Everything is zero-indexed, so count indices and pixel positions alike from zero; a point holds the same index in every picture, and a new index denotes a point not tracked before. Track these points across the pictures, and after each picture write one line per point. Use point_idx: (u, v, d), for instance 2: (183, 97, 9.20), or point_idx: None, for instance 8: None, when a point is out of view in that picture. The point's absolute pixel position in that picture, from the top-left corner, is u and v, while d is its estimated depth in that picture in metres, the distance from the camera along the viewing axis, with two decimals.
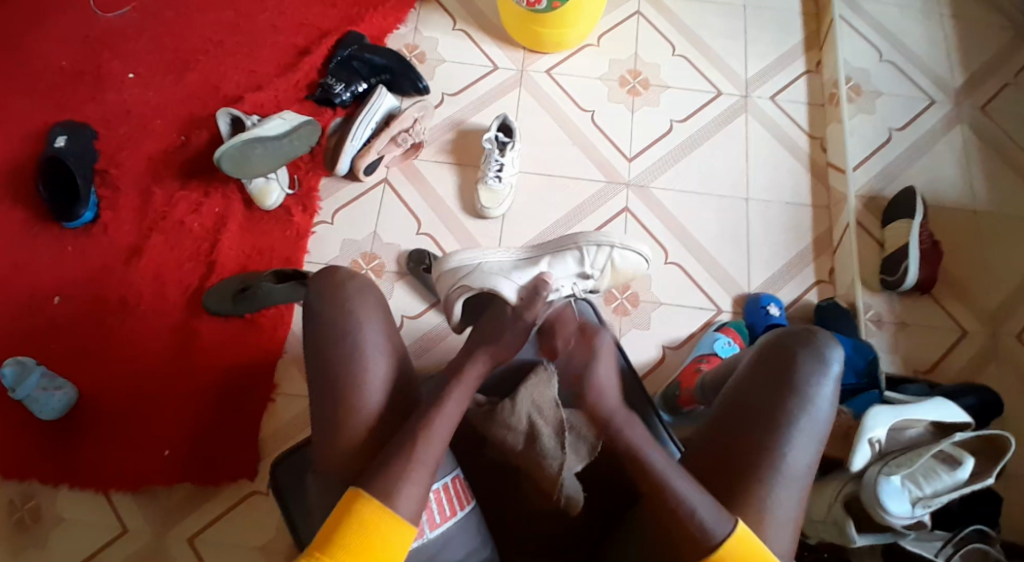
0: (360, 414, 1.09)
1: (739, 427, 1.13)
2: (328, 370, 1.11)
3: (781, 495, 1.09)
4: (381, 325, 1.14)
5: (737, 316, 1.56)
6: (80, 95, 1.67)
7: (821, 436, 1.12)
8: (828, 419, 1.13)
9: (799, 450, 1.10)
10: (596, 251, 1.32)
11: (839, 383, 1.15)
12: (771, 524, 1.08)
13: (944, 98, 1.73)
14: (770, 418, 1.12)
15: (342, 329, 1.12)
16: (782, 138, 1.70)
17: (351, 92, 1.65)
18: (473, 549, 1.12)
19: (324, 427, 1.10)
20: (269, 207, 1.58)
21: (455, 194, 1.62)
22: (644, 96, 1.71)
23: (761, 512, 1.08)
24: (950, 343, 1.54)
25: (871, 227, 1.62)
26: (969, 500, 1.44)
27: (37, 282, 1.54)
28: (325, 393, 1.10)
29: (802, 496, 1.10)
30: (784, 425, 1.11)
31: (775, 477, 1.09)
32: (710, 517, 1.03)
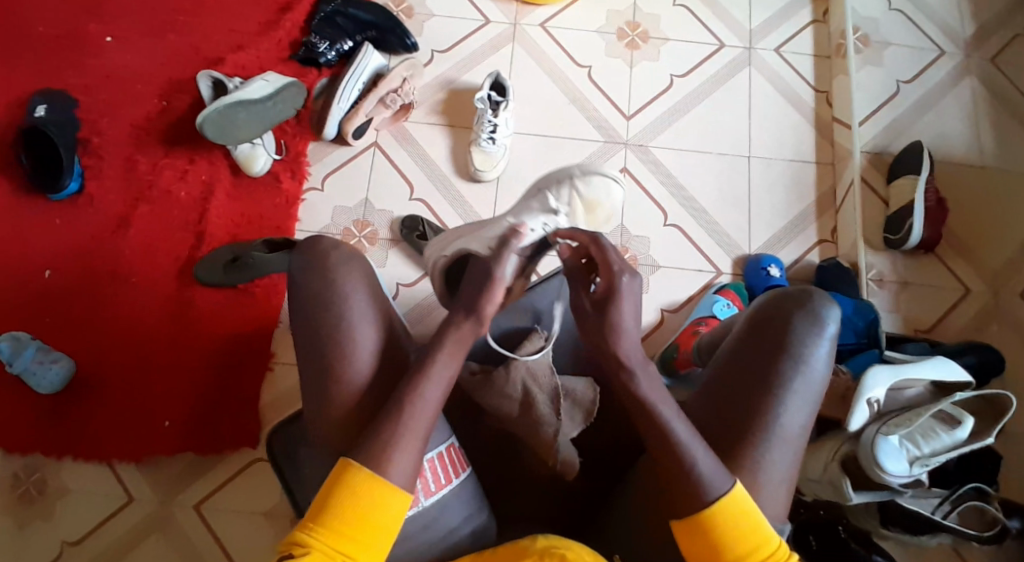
0: (353, 398, 1.07)
1: (731, 390, 1.12)
2: (318, 353, 1.09)
3: (775, 457, 1.08)
4: (369, 302, 1.11)
5: (737, 278, 1.54)
6: (56, 58, 1.60)
7: (816, 397, 1.11)
8: (824, 379, 1.12)
9: (793, 411, 1.09)
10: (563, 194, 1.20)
11: (835, 342, 1.13)
12: (766, 490, 1.08)
13: (954, 49, 1.66)
14: (764, 380, 1.11)
15: (330, 311, 1.09)
16: (786, 92, 1.64)
17: (337, 51, 1.59)
18: (468, 516, 1.13)
19: (317, 412, 1.09)
20: (257, 173, 1.54)
21: (448, 157, 1.57)
22: (642, 50, 1.65)
23: (758, 487, 1.07)
24: (951, 302, 1.52)
25: (876, 184, 1.58)
26: (967, 460, 1.45)
27: (24, 255, 1.51)
28: (318, 377, 1.09)
29: (797, 456, 1.10)
30: (778, 388, 1.10)
31: (769, 439, 1.08)
32: (709, 471, 0.98)
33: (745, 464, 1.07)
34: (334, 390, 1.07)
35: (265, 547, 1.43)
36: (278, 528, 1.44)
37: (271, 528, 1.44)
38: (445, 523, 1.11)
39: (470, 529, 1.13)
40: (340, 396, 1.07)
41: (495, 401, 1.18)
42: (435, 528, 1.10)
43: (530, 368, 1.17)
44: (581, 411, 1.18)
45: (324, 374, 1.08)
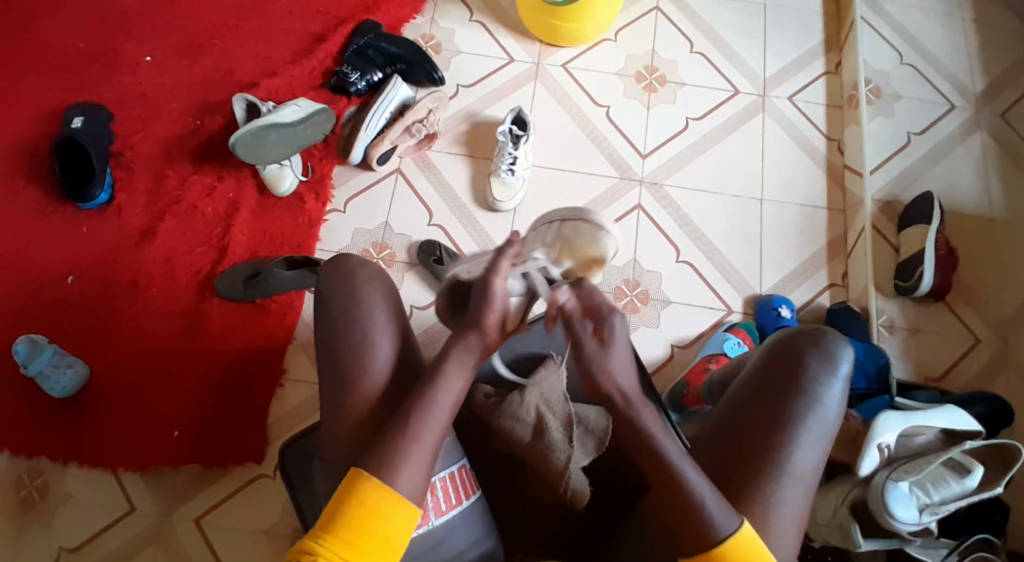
0: (365, 401, 1.09)
1: (744, 427, 1.12)
2: (335, 356, 1.11)
3: (787, 495, 1.08)
4: (387, 314, 1.15)
5: (748, 317, 1.55)
6: (98, 76, 1.67)
7: (828, 437, 1.12)
8: (837, 420, 1.12)
9: (806, 450, 1.10)
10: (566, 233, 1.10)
11: (849, 384, 1.14)
12: (774, 521, 1.07)
13: (964, 103, 1.70)
14: (777, 417, 1.11)
15: (348, 318, 1.13)
16: (798, 139, 1.68)
17: (366, 81, 1.65)
18: (476, 539, 1.13)
19: (328, 415, 1.11)
20: (282, 193, 1.59)
21: (467, 186, 1.61)
22: (659, 93, 1.70)
23: (763, 510, 1.07)
24: (961, 351, 1.52)
25: (887, 231, 1.60)
26: (976, 509, 1.43)
27: (50, 261, 1.55)
28: (331, 380, 1.11)
29: (807, 496, 1.09)
30: (791, 424, 1.10)
31: (782, 475, 1.08)
32: (718, 512, 0.98)
33: (751, 488, 1.07)
34: (348, 392, 1.10)
35: None
36: (277, 547, 1.43)
37: (271, 545, 1.43)
38: (452, 545, 1.11)
39: (476, 553, 1.13)
40: (351, 399, 1.09)
41: (506, 425, 1.18)
42: (442, 550, 1.10)
43: (544, 395, 1.19)
44: (594, 439, 1.19)
45: (338, 376, 1.11)
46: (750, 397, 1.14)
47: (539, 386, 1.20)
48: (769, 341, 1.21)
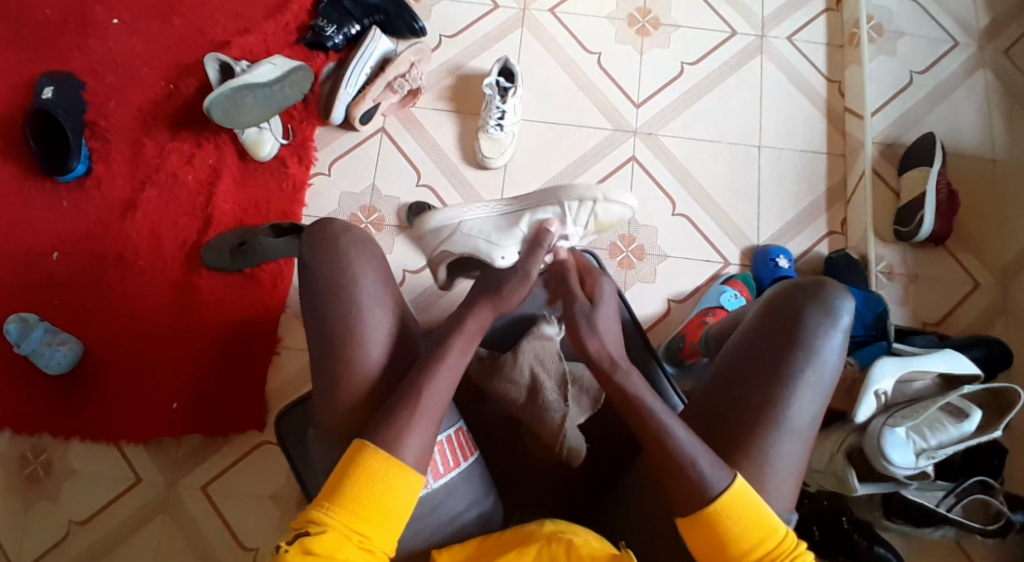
0: (361, 385, 1.08)
1: (742, 380, 1.12)
2: (324, 343, 1.10)
3: (784, 449, 1.08)
4: (375, 284, 1.12)
5: (745, 269, 1.53)
6: (63, 41, 1.60)
7: (827, 390, 1.11)
8: (835, 371, 1.12)
9: (804, 403, 1.09)
10: (579, 206, 1.11)
11: (848, 334, 1.13)
12: (770, 475, 1.08)
13: (968, 40, 1.63)
14: (774, 372, 1.10)
15: (337, 304, 1.10)
16: (797, 81, 1.62)
17: (344, 34, 1.57)
18: (474, 500, 1.14)
19: (323, 403, 1.10)
20: (263, 158, 1.54)
21: (455, 144, 1.56)
22: (653, 37, 1.63)
23: (758, 474, 1.07)
24: (960, 296, 1.51)
25: (888, 175, 1.56)
26: (970, 457, 1.45)
27: (31, 239, 1.51)
28: (322, 370, 1.10)
29: (806, 448, 1.10)
30: (788, 379, 1.10)
31: (778, 430, 1.08)
32: (712, 469, 0.99)
33: (748, 451, 1.07)
34: (344, 373, 1.09)
35: (271, 531, 1.44)
36: (284, 512, 1.45)
37: (279, 510, 1.45)
38: (450, 507, 1.12)
39: (476, 513, 1.15)
40: (346, 382, 1.08)
41: (501, 388, 1.19)
42: (441, 511, 1.11)
43: (537, 354, 1.20)
44: (588, 397, 1.20)
45: (330, 361, 1.09)
46: (749, 349, 1.13)
47: (532, 346, 1.21)
48: (769, 292, 1.18)
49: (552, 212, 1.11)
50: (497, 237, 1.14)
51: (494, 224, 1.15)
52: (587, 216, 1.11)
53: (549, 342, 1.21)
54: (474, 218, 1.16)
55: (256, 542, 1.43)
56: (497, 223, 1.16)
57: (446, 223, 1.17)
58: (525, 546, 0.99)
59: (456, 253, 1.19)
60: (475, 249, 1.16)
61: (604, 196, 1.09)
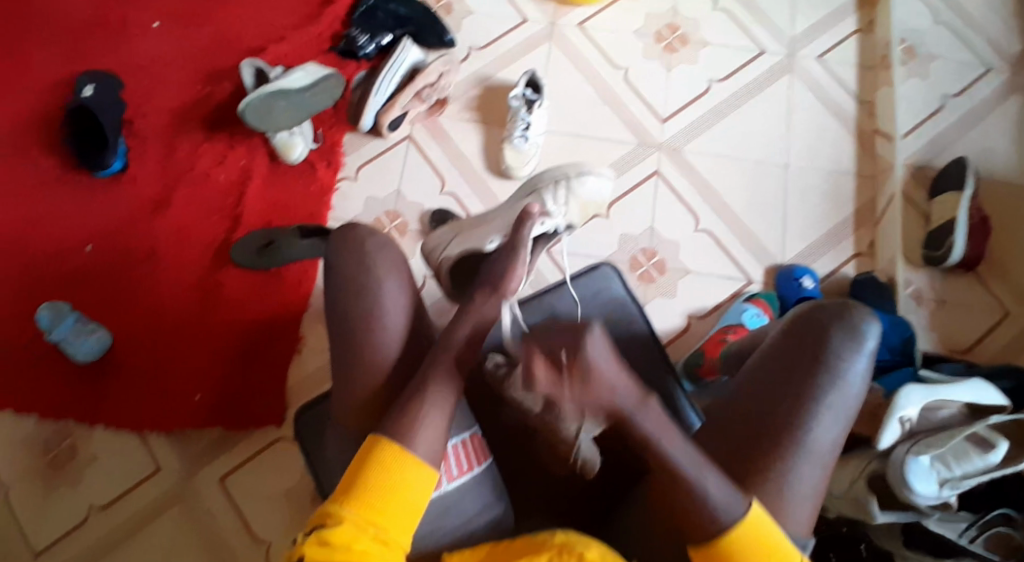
0: (370, 376, 1.09)
1: (763, 403, 1.10)
2: (335, 335, 1.11)
3: (804, 474, 1.06)
4: (394, 279, 1.12)
5: (768, 288, 1.51)
6: (107, 43, 1.66)
7: (850, 413, 1.09)
8: (859, 396, 1.09)
9: (825, 427, 1.07)
10: (556, 190, 1.21)
11: (874, 359, 1.10)
12: (786, 497, 1.05)
13: (1002, 66, 1.61)
14: (795, 392, 1.08)
15: (349, 296, 1.11)
16: (825, 100, 1.61)
17: (376, 44, 1.61)
18: (485, 505, 1.14)
19: (332, 395, 1.11)
20: (293, 161, 1.57)
21: (480, 152, 1.58)
22: (680, 53, 1.63)
23: (771, 484, 1.05)
24: (990, 323, 1.47)
25: (917, 198, 1.54)
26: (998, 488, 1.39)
27: (66, 231, 1.56)
28: (332, 361, 1.10)
29: (825, 473, 1.07)
30: (811, 402, 1.07)
31: (800, 454, 1.06)
32: (722, 500, 0.96)
33: (763, 462, 1.06)
34: (355, 364, 1.10)
35: (284, 527, 1.45)
36: (298, 510, 1.46)
37: (292, 507, 1.46)
38: (461, 511, 1.12)
39: (486, 519, 1.14)
40: (359, 372, 1.09)
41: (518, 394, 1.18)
42: (453, 514, 1.12)
43: None
44: None
45: (341, 353, 1.10)
46: (771, 371, 1.11)
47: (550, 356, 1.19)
48: (793, 313, 1.16)
49: (533, 198, 1.21)
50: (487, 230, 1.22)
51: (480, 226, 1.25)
52: (565, 195, 1.21)
53: None
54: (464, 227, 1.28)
55: (269, 536, 1.44)
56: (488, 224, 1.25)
57: (440, 239, 1.31)
58: (535, 554, 0.99)
59: (451, 255, 1.25)
60: (470, 243, 1.23)
61: (574, 172, 1.21)
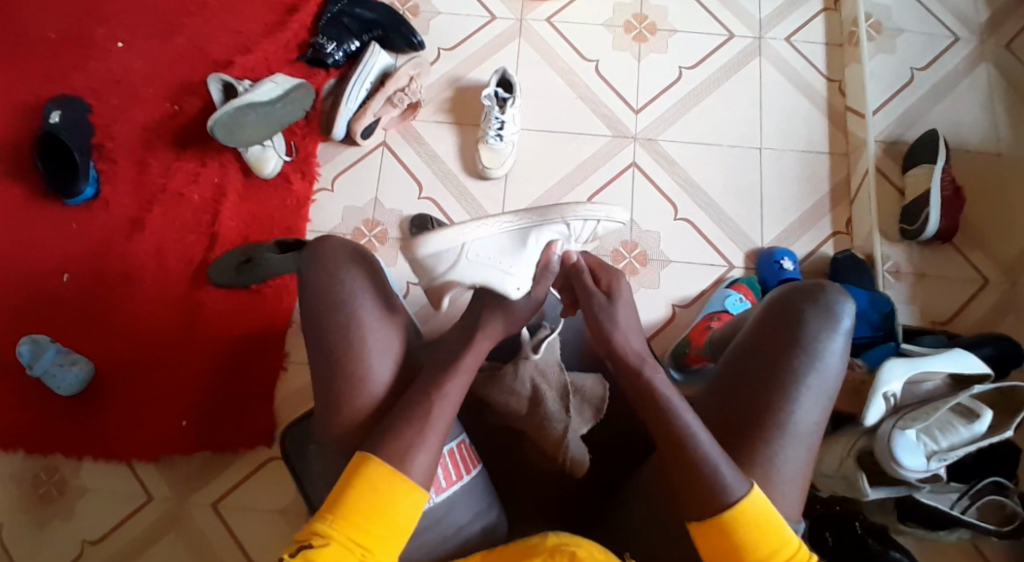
0: (362, 395, 1.09)
1: (744, 387, 1.11)
2: (323, 357, 1.10)
3: (789, 456, 1.07)
4: (374, 297, 1.13)
5: (750, 271, 1.52)
6: (69, 65, 1.63)
7: (830, 393, 1.10)
8: (837, 376, 1.11)
9: (806, 408, 1.09)
10: (583, 225, 1.11)
11: (850, 338, 1.12)
12: (774, 480, 1.07)
13: (969, 34, 1.62)
14: (773, 377, 1.10)
15: (336, 317, 1.10)
16: (796, 81, 1.61)
17: (344, 51, 1.59)
18: (478, 513, 1.14)
19: (324, 417, 1.11)
20: (268, 175, 1.55)
21: (455, 154, 1.57)
22: (650, 42, 1.63)
23: (762, 474, 1.06)
24: (969, 293, 1.49)
25: (891, 173, 1.55)
26: (984, 454, 1.42)
27: (41, 261, 1.54)
28: (322, 383, 1.10)
29: (810, 453, 1.09)
30: (790, 384, 1.09)
31: (782, 436, 1.07)
32: (730, 474, 0.98)
33: (753, 451, 1.06)
34: (344, 385, 1.09)
35: (280, 545, 1.45)
36: (295, 526, 1.46)
37: (288, 524, 1.46)
38: (455, 519, 1.12)
39: (479, 526, 1.15)
40: (350, 390, 1.09)
41: (503, 399, 1.19)
42: (443, 525, 1.11)
43: (540, 366, 1.17)
44: (591, 407, 1.20)
45: (330, 375, 1.10)
46: (751, 355, 1.13)
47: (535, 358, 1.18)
48: (770, 298, 1.18)
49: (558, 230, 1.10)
50: (506, 259, 1.08)
51: (499, 247, 1.08)
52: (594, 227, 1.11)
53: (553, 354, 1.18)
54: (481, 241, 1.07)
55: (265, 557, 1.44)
56: (495, 237, 1.08)
57: (451, 248, 1.07)
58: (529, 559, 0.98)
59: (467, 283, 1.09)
60: (484, 269, 1.08)
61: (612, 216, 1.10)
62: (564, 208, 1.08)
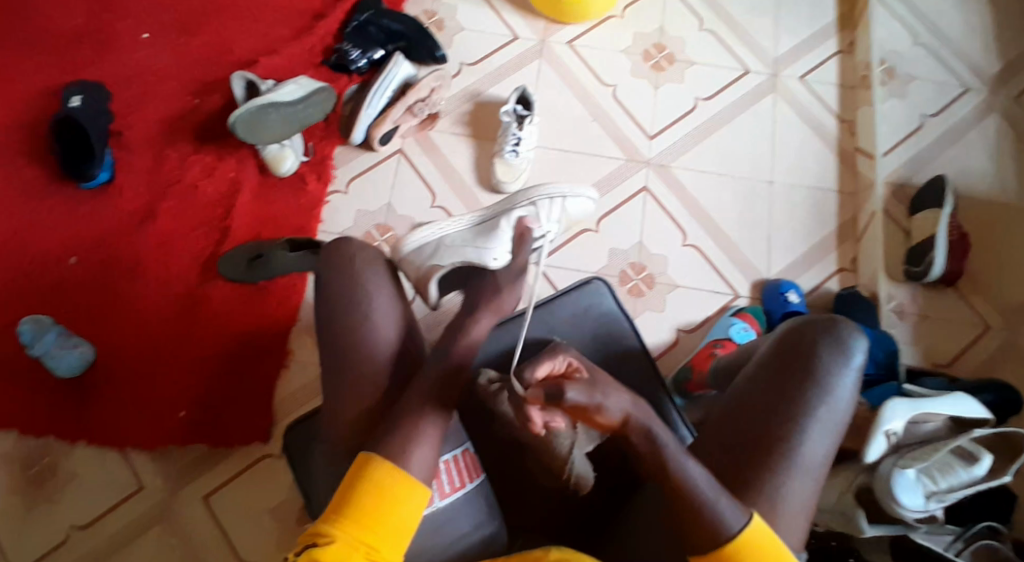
0: (371, 384, 1.09)
1: (754, 418, 1.11)
2: (335, 346, 1.12)
3: (795, 486, 1.07)
4: (392, 295, 1.15)
5: (754, 302, 1.53)
6: (95, 55, 1.65)
7: (839, 428, 1.11)
8: (848, 410, 1.11)
9: (816, 441, 1.09)
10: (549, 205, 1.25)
11: (861, 374, 1.13)
12: (779, 507, 1.06)
13: (980, 86, 1.66)
14: (783, 405, 1.10)
15: (353, 309, 1.12)
16: (809, 119, 1.65)
17: (368, 59, 1.62)
18: (478, 523, 1.13)
19: (332, 405, 1.10)
20: (284, 173, 1.56)
21: (471, 167, 1.59)
22: (667, 72, 1.67)
23: (767, 498, 1.05)
24: (971, 337, 1.50)
25: (898, 215, 1.57)
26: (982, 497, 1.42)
27: (47, 243, 1.53)
28: (333, 371, 1.11)
29: (817, 487, 1.09)
30: (801, 415, 1.09)
31: (791, 466, 1.07)
32: (728, 510, 0.96)
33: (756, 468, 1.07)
34: (355, 375, 1.10)
35: (268, 546, 1.42)
36: (285, 528, 1.43)
37: (277, 525, 1.43)
38: (455, 527, 1.11)
39: (479, 537, 1.13)
40: (359, 381, 1.09)
41: (509, 413, 1.17)
42: (443, 533, 1.10)
43: None
44: (596, 426, 1.18)
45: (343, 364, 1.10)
46: (763, 387, 1.13)
47: None
48: (781, 329, 1.19)
49: (526, 211, 1.24)
50: (482, 239, 1.21)
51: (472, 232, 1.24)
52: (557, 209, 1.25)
53: (561, 373, 1.14)
54: (455, 230, 1.25)
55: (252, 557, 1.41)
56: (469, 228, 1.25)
57: (429, 239, 1.26)
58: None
59: (446, 265, 1.23)
60: (463, 249, 1.22)
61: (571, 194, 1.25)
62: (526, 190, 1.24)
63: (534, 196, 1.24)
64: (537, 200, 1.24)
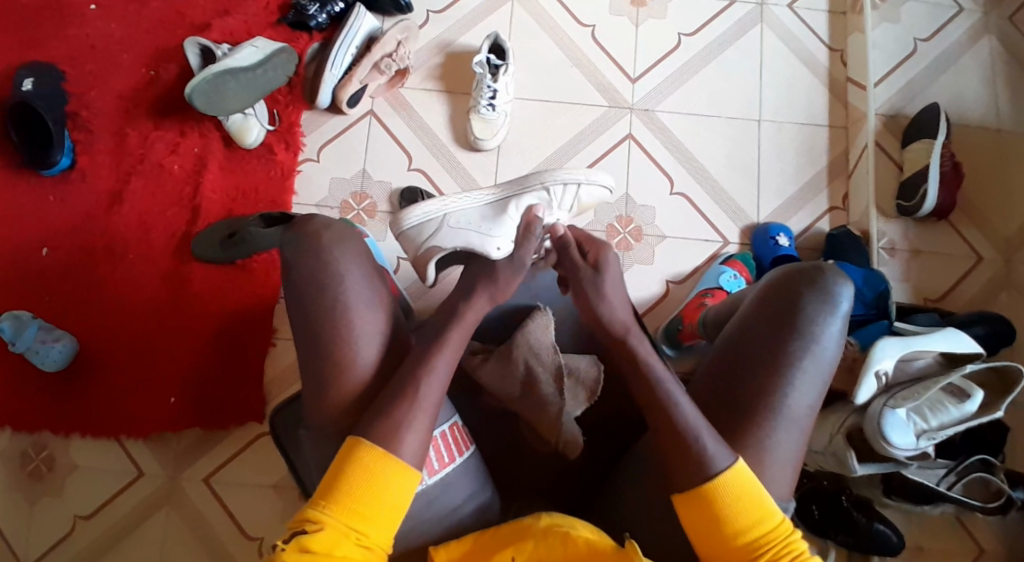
0: (352, 380, 1.02)
1: (737, 370, 1.05)
2: (310, 339, 1.03)
3: (782, 437, 1.01)
4: (367, 277, 1.04)
5: (745, 248, 1.50)
6: (40, 30, 1.55)
7: (826, 377, 1.04)
8: (835, 358, 1.04)
9: (802, 391, 1.02)
10: (563, 191, 1.17)
11: (847, 321, 1.05)
12: (784, 468, 1.02)
13: (972, 6, 1.60)
14: (770, 355, 1.03)
15: (324, 296, 1.02)
16: (798, 50, 1.58)
17: (328, 13, 1.53)
18: (473, 493, 1.07)
19: (311, 398, 1.04)
20: (250, 145, 1.50)
21: (446, 125, 1.53)
22: (649, 7, 1.59)
23: (772, 454, 1.01)
24: (963, 271, 1.48)
25: (891, 148, 1.53)
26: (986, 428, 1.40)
27: (18, 236, 1.49)
28: (311, 368, 1.03)
29: (803, 438, 1.03)
30: (786, 365, 1.02)
31: (777, 418, 1.01)
32: (713, 444, 0.94)
33: (755, 436, 1.00)
34: (334, 372, 1.02)
35: (272, 520, 1.43)
36: (287, 501, 1.44)
37: (280, 500, 1.44)
38: (449, 506, 1.05)
39: (474, 507, 1.07)
40: (341, 368, 1.01)
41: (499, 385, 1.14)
42: (439, 510, 1.04)
43: (533, 346, 1.14)
44: (585, 389, 1.15)
45: (320, 360, 1.02)
46: (744, 339, 1.06)
47: (527, 337, 1.15)
48: (768, 277, 1.10)
49: (538, 197, 1.16)
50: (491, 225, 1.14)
51: (482, 214, 1.16)
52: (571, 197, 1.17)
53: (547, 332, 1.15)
54: (460, 210, 1.16)
55: (260, 533, 1.42)
56: (477, 213, 1.16)
57: (432, 216, 1.16)
58: (521, 542, 0.94)
59: (448, 248, 1.15)
60: (467, 234, 1.14)
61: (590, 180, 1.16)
62: (544, 173, 1.16)
63: (547, 179, 1.16)
64: (551, 185, 1.15)
